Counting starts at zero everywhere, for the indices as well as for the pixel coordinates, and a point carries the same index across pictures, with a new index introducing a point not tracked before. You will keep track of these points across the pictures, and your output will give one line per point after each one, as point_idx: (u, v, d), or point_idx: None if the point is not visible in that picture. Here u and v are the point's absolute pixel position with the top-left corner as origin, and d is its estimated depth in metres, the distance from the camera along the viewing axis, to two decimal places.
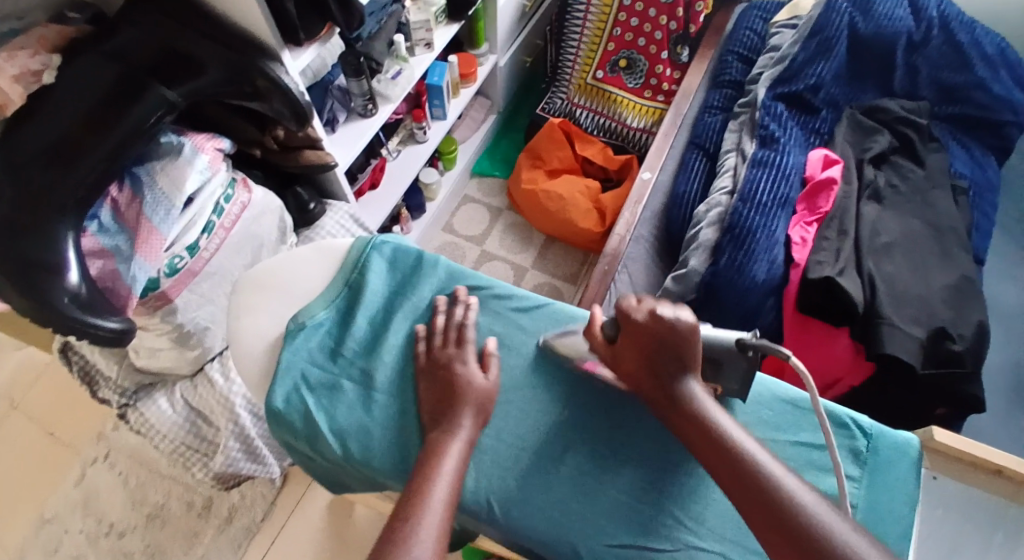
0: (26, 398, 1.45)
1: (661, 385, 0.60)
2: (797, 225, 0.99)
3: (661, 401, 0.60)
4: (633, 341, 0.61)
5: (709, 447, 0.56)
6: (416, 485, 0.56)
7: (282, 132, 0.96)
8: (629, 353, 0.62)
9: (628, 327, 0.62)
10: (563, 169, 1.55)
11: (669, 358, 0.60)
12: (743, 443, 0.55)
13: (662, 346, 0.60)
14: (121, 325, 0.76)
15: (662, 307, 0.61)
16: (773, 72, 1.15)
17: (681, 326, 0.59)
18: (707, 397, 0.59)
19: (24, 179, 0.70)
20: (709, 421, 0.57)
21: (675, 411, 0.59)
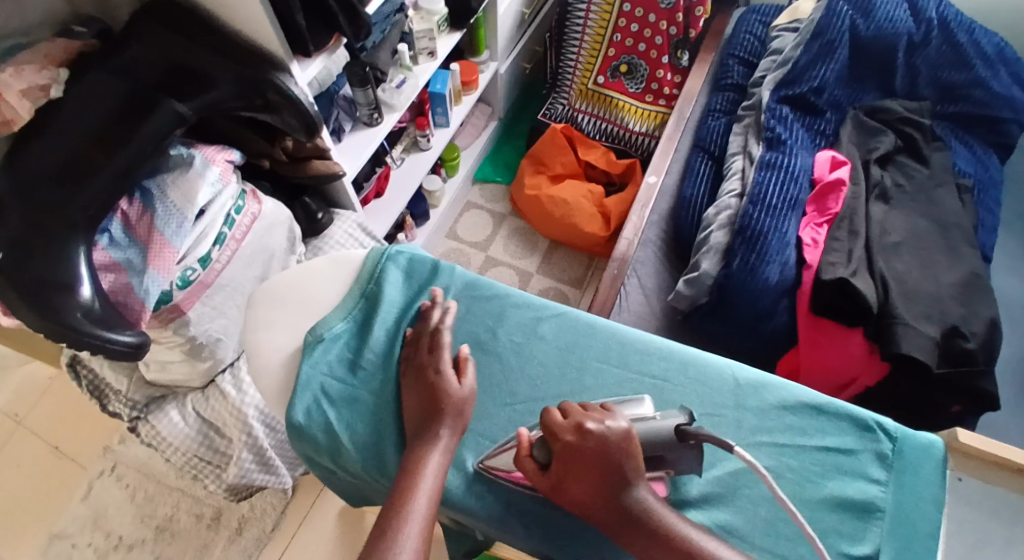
0: (32, 413, 1.44)
1: (617, 510, 0.56)
2: (807, 226, 1.01)
3: (617, 527, 0.56)
4: (572, 463, 0.57)
5: (676, 556, 0.54)
6: (399, 496, 0.57)
7: (291, 142, 0.96)
8: (572, 482, 0.58)
9: (562, 451, 0.58)
10: (567, 174, 1.56)
11: (618, 482, 0.57)
12: (720, 550, 0.54)
13: (608, 470, 0.57)
14: (135, 339, 0.76)
15: (595, 422, 0.58)
16: (777, 76, 1.16)
17: (620, 439, 0.57)
18: (670, 513, 0.56)
19: (37, 195, 0.70)
20: (686, 544, 0.55)
21: (636, 535, 0.56)
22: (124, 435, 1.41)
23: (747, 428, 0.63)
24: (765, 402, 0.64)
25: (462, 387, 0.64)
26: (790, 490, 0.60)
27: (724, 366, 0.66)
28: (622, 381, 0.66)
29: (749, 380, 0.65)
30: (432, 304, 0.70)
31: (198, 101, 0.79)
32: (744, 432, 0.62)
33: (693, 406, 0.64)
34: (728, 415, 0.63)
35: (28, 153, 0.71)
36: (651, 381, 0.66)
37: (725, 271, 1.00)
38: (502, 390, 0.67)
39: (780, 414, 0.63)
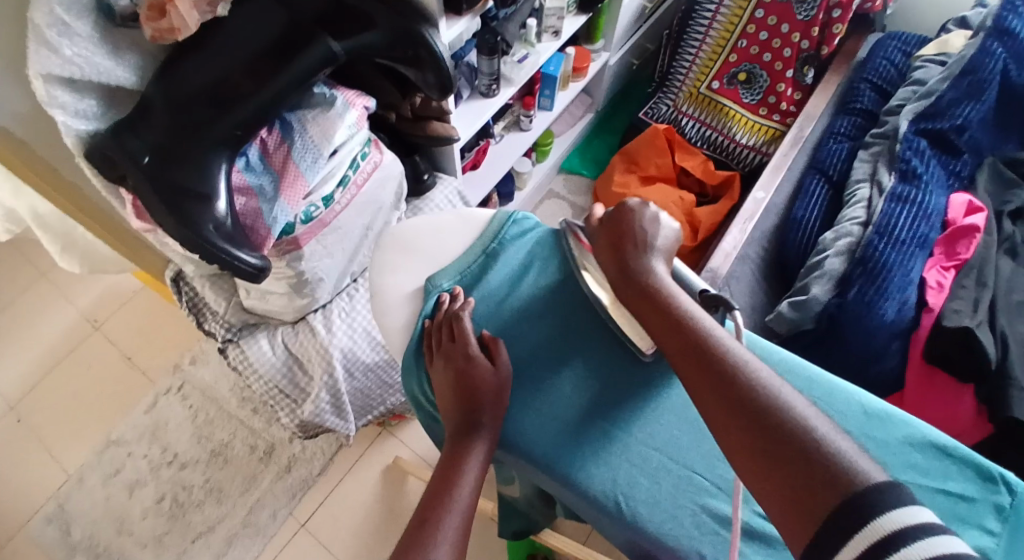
0: (111, 320, 1.50)
1: (621, 266, 0.65)
2: (932, 268, 1.02)
3: (617, 279, 0.65)
4: (610, 226, 0.68)
5: (657, 310, 0.60)
6: (442, 486, 0.59)
7: (419, 99, 0.95)
8: (603, 242, 0.68)
9: (614, 216, 0.69)
10: (658, 177, 1.53)
11: (637, 243, 0.66)
12: (694, 312, 0.58)
13: (633, 234, 0.66)
14: (259, 262, 0.77)
15: (649, 209, 0.69)
16: (918, 107, 1.17)
17: (656, 225, 0.67)
18: (667, 280, 0.63)
19: (187, 114, 0.69)
20: (665, 293, 0.61)
21: (630, 286, 0.63)
22: (194, 357, 1.45)
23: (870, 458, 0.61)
24: (893, 436, 0.62)
25: (495, 368, 0.64)
26: None
27: (852, 391, 0.64)
28: None
29: (879, 410, 0.63)
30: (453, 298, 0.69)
31: (350, 43, 0.73)
32: None
33: None
34: (853, 442, 0.61)
35: (182, 70, 0.68)
36: None
37: (837, 300, 1.01)
38: (618, 369, 0.65)
39: (904, 450, 0.61)
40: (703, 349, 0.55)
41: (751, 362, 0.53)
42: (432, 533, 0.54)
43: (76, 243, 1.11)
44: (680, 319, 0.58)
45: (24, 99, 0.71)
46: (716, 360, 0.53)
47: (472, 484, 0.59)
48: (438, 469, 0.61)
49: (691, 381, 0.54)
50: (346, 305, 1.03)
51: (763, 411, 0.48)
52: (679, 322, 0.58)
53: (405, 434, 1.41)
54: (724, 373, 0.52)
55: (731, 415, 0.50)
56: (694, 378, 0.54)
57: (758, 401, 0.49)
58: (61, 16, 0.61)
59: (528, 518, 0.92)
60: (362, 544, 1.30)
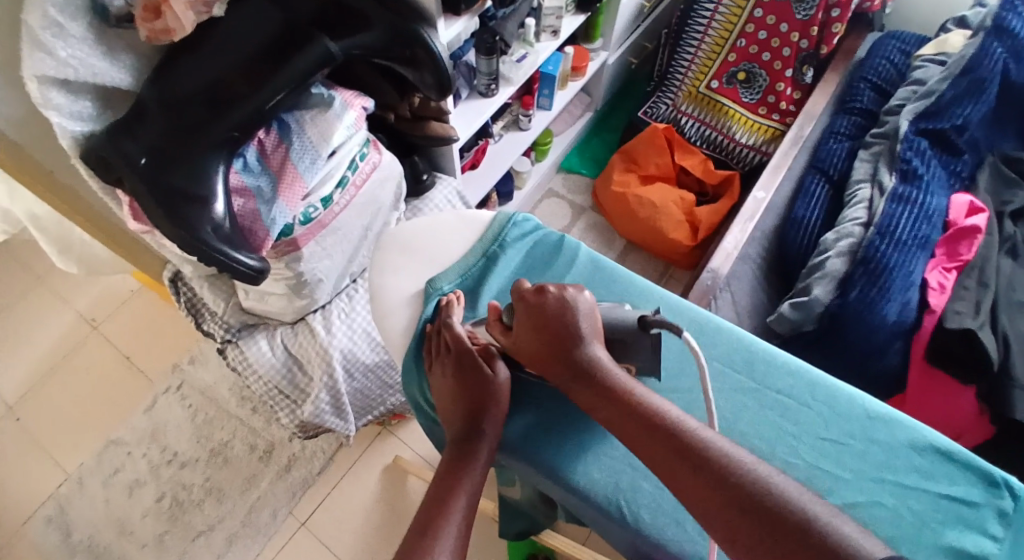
0: (110, 320, 1.50)
1: (566, 367, 0.60)
2: (934, 269, 1.02)
3: (568, 384, 0.60)
4: (530, 320, 0.61)
5: (628, 421, 0.56)
6: (443, 491, 0.58)
7: (418, 99, 0.95)
8: (528, 340, 0.62)
9: (525, 309, 0.62)
10: (658, 176, 1.53)
11: (568, 341, 0.60)
12: (663, 410, 0.55)
13: (557, 327, 0.60)
14: (258, 264, 0.77)
15: (557, 289, 0.61)
16: (918, 106, 1.17)
17: (577, 303, 0.61)
18: (618, 374, 0.59)
19: (182, 115, 0.69)
20: (627, 397, 0.57)
21: (587, 392, 0.59)
22: (193, 357, 1.45)
23: (872, 461, 0.61)
24: (895, 439, 0.62)
25: (493, 374, 0.64)
26: (906, 531, 0.58)
27: (854, 394, 0.64)
28: (744, 389, 0.64)
29: (881, 413, 0.63)
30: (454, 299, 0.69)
31: (348, 43, 0.73)
32: (868, 465, 0.60)
33: (815, 428, 0.62)
34: (856, 444, 0.61)
35: (177, 70, 0.68)
36: (775, 395, 0.64)
37: (839, 301, 1.01)
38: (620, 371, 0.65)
39: (906, 453, 0.61)
40: (685, 452, 0.52)
41: (736, 455, 0.51)
42: (435, 537, 0.54)
43: (74, 245, 1.11)
44: (653, 423, 0.55)
45: (19, 102, 0.70)
46: (706, 468, 0.51)
47: (475, 481, 0.59)
48: (439, 473, 0.60)
49: (685, 492, 0.51)
50: (345, 306, 1.03)
51: (778, 520, 0.47)
52: (653, 427, 0.54)
53: (405, 433, 1.41)
54: (716, 483, 0.50)
55: (742, 529, 0.48)
56: (689, 490, 0.51)
57: (763, 504, 0.48)
58: (56, 18, 0.61)
59: (531, 517, 0.93)
60: (363, 544, 1.30)
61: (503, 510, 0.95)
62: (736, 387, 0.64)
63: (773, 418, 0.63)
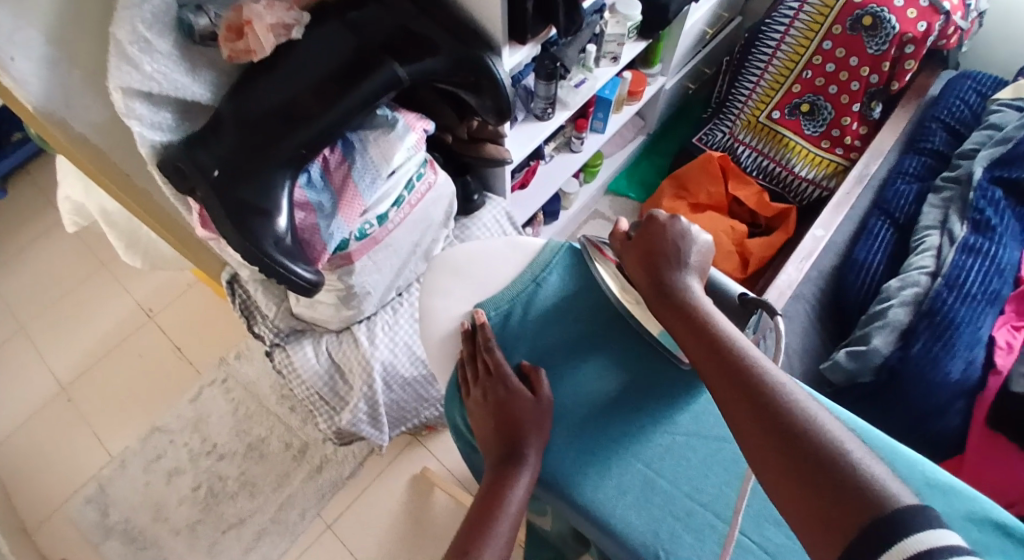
0: (164, 311, 1.55)
1: (654, 277, 0.65)
2: (1003, 327, 0.99)
3: (650, 293, 0.65)
4: (644, 237, 0.68)
5: (691, 325, 0.60)
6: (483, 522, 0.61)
7: (476, 122, 0.95)
8: (633, 256, 0.68)
9: (643, 225, 0.70)
10: (709, 205, 1.50)
11: (672, 257, 0.66)
12: (725, 326, 0.58)
13: (665, 246, 0.67)
14: (314, 276, 0.79)
15: (685, 221, 0.68)
16: (993, 153, 1.14)
17: (694, 237, 0.67)
18: (701, 293, 0.63)
19: (255, 132, 0.71)
20: (698, 308, 0.61)
21: (663, 299, 0.63)
22: (240, 352, 1.49)
23: None
24: (953, 511, 0.59)
25: (536, 398, 0.65)
26: None
27: (914, 459, 0.61)
28: None
29: (941, 482, 0.60)
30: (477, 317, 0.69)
31: (417, 68, 0.72)
32: None
33: None
34: None
35: (255, 89, 0.71)
36: None
37: (900, 353, 0.98)
38: (663, 415, 0.63)
39: (964, 525, 0.58)
40: (734, 358, 0.55)
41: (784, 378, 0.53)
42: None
43: (139, 240, 1.15)
44: (712, 332, 0.58)
45: (102, 108, 0.73)
46: (748, 375, 0.53)
47: (512, 513, 0.61)
48: (477, 504, 0.63)
49: (722, 392, 0.54)
50: (389, 318, 1.05)
51: (798, 434, 0.48)
52: (711, 334, 0.58)
53: (435, 445, 1.42)
54: (754, 388, 0.52)
55: (760, 436, 0.50)
56: (728, 390, 0.53)
57: (789, 419, 0.49)
58: (144, 34, 0.63)
59: (556, 550, 0.93)
60: (386, 552, 1.31)
61: (529, 540, 0.98)
62: None
63: None
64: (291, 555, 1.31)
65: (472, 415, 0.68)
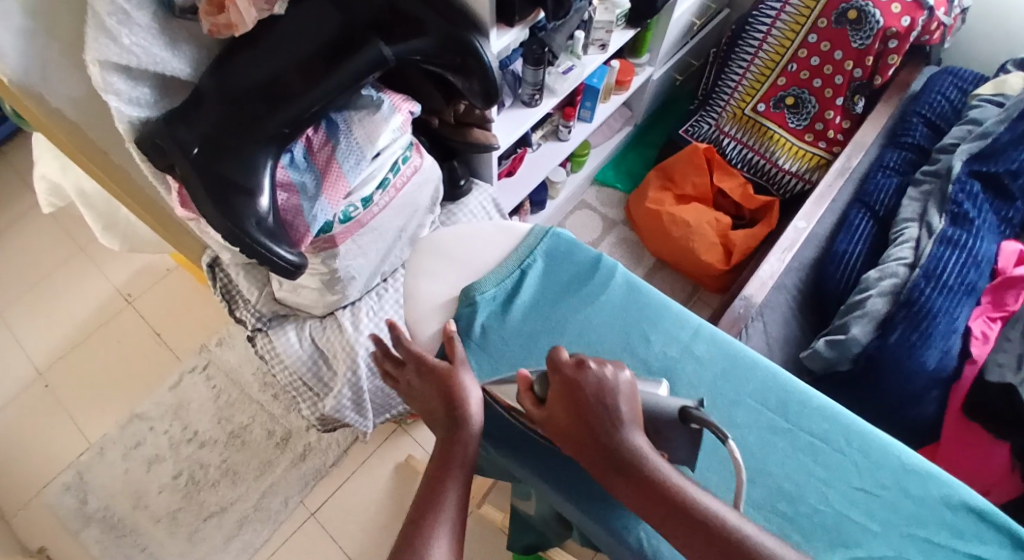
0: (144, 296, 1.53)
1: (601, 454, 0.55)
2: (979, 318, 1.01)
3: (605, 472, 0.55)
4: (569, 398, 0.57)
5: (664, 512, 0.52)
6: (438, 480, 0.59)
7: (463, 106, 0.94)
8: (564, 420, 0.57)
9: (559, 382, 0.57)
10: (694, 196, 1.51)
11: (607, 423, 0.55)
12: (714, 508, 0.52)
13: (597, 409, 0.56)
14: (297, 258, 0.78)
15: (597, 365, 0.57)
16: (973, 147, 1.16)
17: (618, 384, 0.57)
18: (655, 460, 0.55)
19: (238, 109, 0.70)
20: (664, 487, 0.53)
21: (628, 484, 0.54)
22: (221, 339, 1.48)
23: (902, 514, 0.59)
24: (929, 495, 0.60)
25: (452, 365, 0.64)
26: None
27: (891, 443, 0.63)
28: (777, 428, 0.63)
29: (916, 466, 0.61)
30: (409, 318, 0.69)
31: (401, 48, 0.72)
32: (899, 519, 0.59)
33: (849, 475, 0.61)
34: (888, 496, 0.60)
35: (238, 64, 0.69)
36: (808, 437, 0.63)
37: (878, 342, 1.00)
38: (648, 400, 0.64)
39: (937, 509, 0.60)
40: (745, 555, 0.50)
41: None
42: (432, 524, 0.55)
43: (118, 223, 1.13)
44: (710, 522, 0.51)
45: (81, 84, 0.72)
46: None
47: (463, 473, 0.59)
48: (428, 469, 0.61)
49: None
50: (374, 304, 1.04)
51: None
52: (710, 527, 0.51)
53: (419, 433, 1.42)
54: None
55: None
56: None
57: None
58: (123, 5, 0.62)
59: (539, 534, 0.95)
60: (369, 540, 1.31)
61: (512, 524, 0.99)
62: (768, 426, 0.63)
63: (806, 462, 0.61)
64: (274, 543, 1.30)
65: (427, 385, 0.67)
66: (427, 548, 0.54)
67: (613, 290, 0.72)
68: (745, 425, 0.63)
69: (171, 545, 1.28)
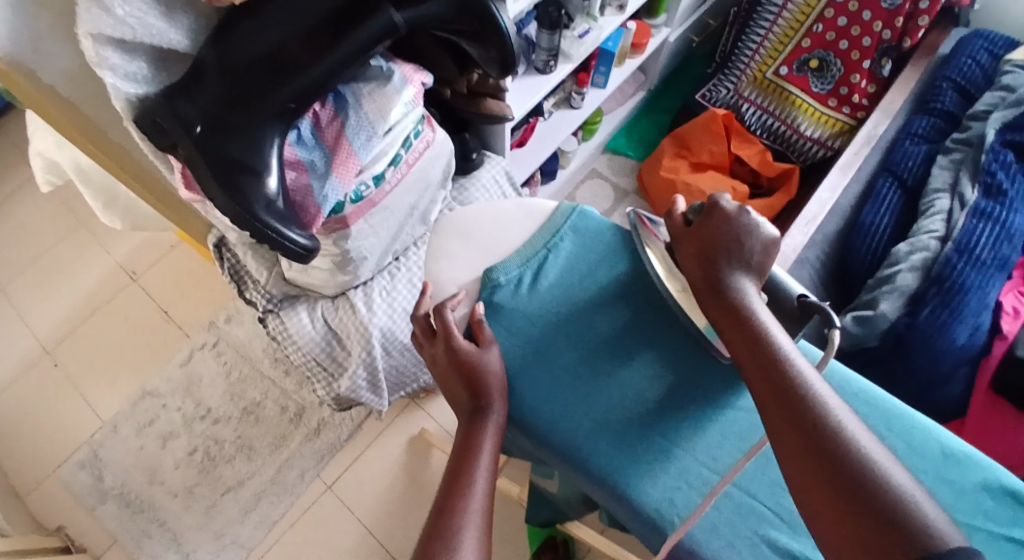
0: (149, 272, 1.51)
1: (710, 277, 0.59)
2: (1009, 292, 0.99)
3: (705, 293, 0.59)
4: (707, 229, 0.61)
5: (743, 335, 0.55)
6: (461, 474, 0.57)
7: (478, 75, 0.89)
8: (693, 243, 0.62)
9: (706, 217, 0.62)
10: (710, 164, 1.46)
11: (729, 257, 0.59)
12: (789, 348, 0.54)
13: (728, 243, 0.60)
14: (307, 242, 0.75)
15: (751, 214, 0.61)
16: (1007, 115, 1.12)
17: (762, 237, 0.60)
18: (756, 299, 0.58)
19: (240, 83, 0.65)
20: (750, 316, 0.56)
21: (720, 303, 0.58)
22: (229, 315, 1.46)
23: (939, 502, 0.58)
24: (966, 480, 0.58)
25: (480, 347, 0.63)
26: None
27: (929, 428, 0.61)
28: None
29: (955, 451, 0.59)
30: (460, 297, 0.69)
31: (413, 13, 0.65)
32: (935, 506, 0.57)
33: None
34: (925, 483, 0.58)
35: (234, 37, 0.64)
36: None
37: (907, 320, 0.98)
38: (676, 385, 0.62)
39: (975, 496, 0.58)
40: (797, 391, 0.51)
41: (845, 414, 0.50)
42: (457, 517, 0.53)
43: (119, 199, 1.10)
44: (779, 356, 0.53)
45: (73, 57, 0.67)
46: (803, 401, 0.50)
47: (487, 461, 0.58)
48: (455, 451, 0.60)
49: (771, 414, 0.51)
50: (387, 283, 1.02)
51: (852, 472, 0.46)
52: (778, 359, 0.53)
53: (432, 407, 1.41)
54: (812, 416, 0.49)
55: (818, 477, 0.47)
56: (782, 415, 0.50)
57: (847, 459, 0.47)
58: None
59: (557, 510, 0.95)
60: (385, 513, 1.31)
61: (530, 499, 0.99)
62: None
63: None
64: (290, 517, 1.31)
65: (442, 369, 0.65)
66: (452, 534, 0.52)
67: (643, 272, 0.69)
68: None
69: (189, 520, 1.29)
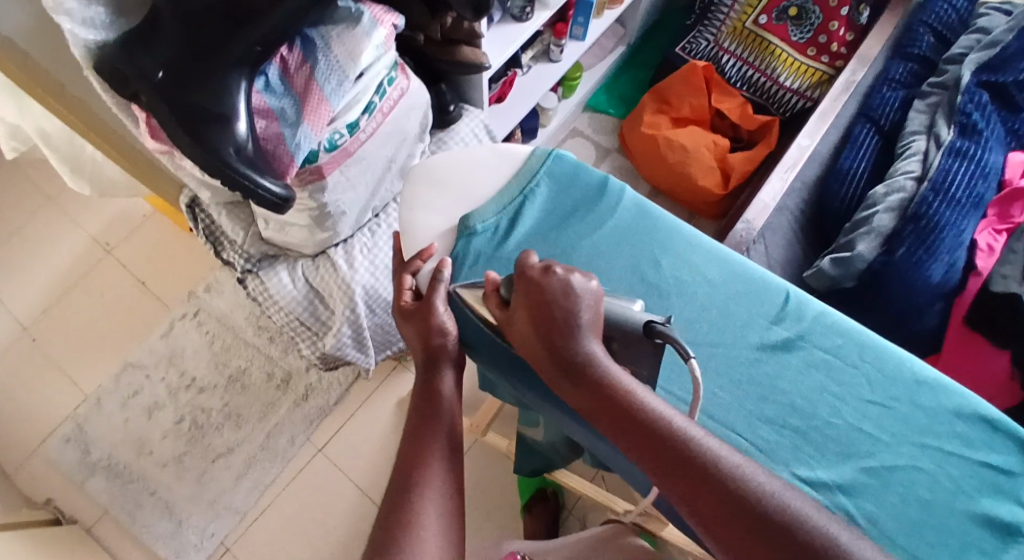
0: (123, 245, 1.48)
1: (562, 368, 0.51)
2: (985, 230, 1.01)
3: (565, 386, 0.52)
4: (530, 304, 0.53)
5: (627, 430, 0.49)
6: (434, 414, 0.57)
7: (451, 20, 0.87)
8: (522, 323, 0.53)
9: (523, 290, 0.54)
10: (691, 118, 1.45)
11: (567, 333, 0.51)
12: (676, 427, 0.48)
13: (557, 313, 0.52)
14: (282, 191, 0.73)
15: (562, 269, 0.53)
16: (981, 57, 1.13)
17: (583, 291, 0.53)
18: (619, 374, 0.51)
19: (203, 26, 0.63)
20: (626, 400, 0.49)
21: (585, 396, 0.51)
22: (209, 285, 1.44)
23: (914, 425, 0.59)
24: (940, 404, 0.60)
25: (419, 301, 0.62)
26: (942, 495, 0.56)
27: (902, 356, 0.62)
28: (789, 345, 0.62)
29: (929, 378, 0.61)
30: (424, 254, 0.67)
31: None
32: (909, 428, 0.59)
33: (861, 389, 0.60)
34: (899, 407, 0.60)
35: None
36: (822, 352, 0.62)
37: (883, 258, 0.99)
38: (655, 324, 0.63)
39: (949, 419, 0.59)
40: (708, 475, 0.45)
41: (769, 484, 0.45)
42: (428, 457, 0.54)
43: (84, 164, 1.08)
44: (671, 440, 0.47)
45: (27, 6, 0.65)
46: (722, 490, 0.45)
47: (447, 403, 0.59)
48: (415, 408, 0.59)
49: (694, 504, 0.45)
50: (367, 241, 1.01)
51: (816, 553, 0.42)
52: (671, 443, 0.47)
53: None
54: (737, 507, 0.44)
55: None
56: (706, 511, 0.45)
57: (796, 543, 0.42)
58: None
59: (546, 458, 0.96)
60: (377, 473, 1.32)
61: (519, 450, 1.00)
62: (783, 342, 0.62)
63: (817, 378, 0.60)
64: (282, 481, 1.31)
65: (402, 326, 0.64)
66: (423, 472, 0.53)
67: (625, 214, 0.69)
68: (738, 341, 0.62)
69: (180, 489, 1.29)
